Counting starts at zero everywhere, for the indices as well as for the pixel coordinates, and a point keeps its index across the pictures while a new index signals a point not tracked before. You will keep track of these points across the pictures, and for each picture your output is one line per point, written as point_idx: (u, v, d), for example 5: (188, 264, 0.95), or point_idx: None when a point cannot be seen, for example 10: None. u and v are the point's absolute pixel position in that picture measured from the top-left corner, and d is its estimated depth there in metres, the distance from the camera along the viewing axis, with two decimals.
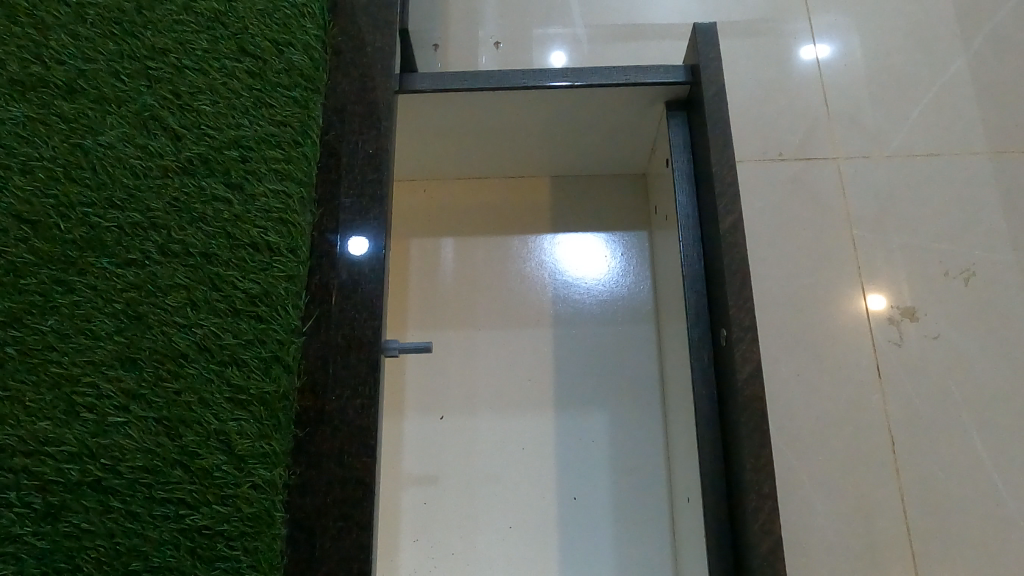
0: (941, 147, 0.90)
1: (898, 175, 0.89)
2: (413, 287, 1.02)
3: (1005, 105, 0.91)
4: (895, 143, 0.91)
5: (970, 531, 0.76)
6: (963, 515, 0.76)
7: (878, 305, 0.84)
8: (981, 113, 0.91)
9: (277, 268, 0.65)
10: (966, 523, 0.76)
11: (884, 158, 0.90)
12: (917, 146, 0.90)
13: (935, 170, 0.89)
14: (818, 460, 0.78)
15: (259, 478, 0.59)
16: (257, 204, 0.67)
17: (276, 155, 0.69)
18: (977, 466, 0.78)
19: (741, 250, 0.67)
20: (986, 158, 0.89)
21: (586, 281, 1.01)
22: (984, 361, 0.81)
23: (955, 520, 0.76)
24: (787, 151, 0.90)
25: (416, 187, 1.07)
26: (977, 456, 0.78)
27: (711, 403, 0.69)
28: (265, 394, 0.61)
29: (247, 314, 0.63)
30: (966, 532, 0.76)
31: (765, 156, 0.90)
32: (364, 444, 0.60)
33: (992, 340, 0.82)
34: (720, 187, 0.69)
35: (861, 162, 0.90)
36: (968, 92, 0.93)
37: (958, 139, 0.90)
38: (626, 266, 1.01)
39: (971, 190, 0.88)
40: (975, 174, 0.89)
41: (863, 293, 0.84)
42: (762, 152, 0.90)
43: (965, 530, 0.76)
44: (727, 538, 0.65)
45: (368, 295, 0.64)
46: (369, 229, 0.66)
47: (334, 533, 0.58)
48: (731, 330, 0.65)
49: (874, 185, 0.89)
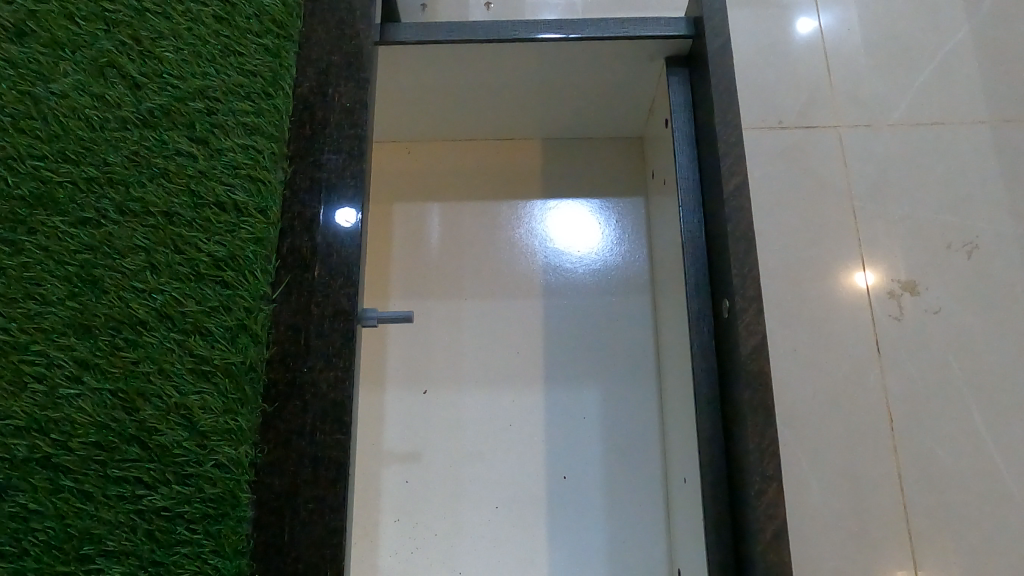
0: (944, 116, 0.82)
1: (901, 143, 0.81)
2: (396, 254, 0.97)
3: (1011, 72, 0.83)
4: (899, 110, 0.82)
5: (982, 522, 0.70)
6: (970, 505, 0.70)
7: (874, 280, 0.76)
8: (983, 79, 0.83)
9: (244, 230, 0.60)
10: (975, 514, 0.70)
11: (887, 126, 0.81)
12: (921, 114, 0.82)
13: (940, 139, 0.81)
14: (817, 441, 0.72)
15: (224, 456, 0.54)
16: (223, 159, 0.62)
17: (245, 107, 0.63)
18: (982, 454, 0.71)
19: (745, 215, 0.63)
20: (987, 128, 0.81)
21: (578, 251, 0.96)
22: (988, 345, 0.74)
23: (952, 512, 0.70)
24: (787, 118, 0.82)
25: (400, 148, 1.01)
26: (981, 443, 0.72)
27: (711, 379, 0.65)
28: (230, 365, 0.56)
29: (212, 279, 0.58)
30: (969, 531, 0.69)
31: (765, 123, 0.81)
32: (338, 420, 0.56)
33: (998, 320, 0.75)
34: (724, 147, 0.64)
35: (863, 131, 0.81)
36: (972, 58, 0.84)
37: (961, 106, 0.82)
38: (620, 234, 0.96)
39: (979, 158, 0.80)
40: (982, 143, 0.80)
41: (860, 267, 0.77)
42: (762, 119, 0.82)
43: (963, 526, 0.69)
44: (727, 521, 0.61)
45: (344, 261, 0.59)
46: (345, 191, 0.62)
47: (305, 518, 0.54)
48: (735, 301, 0.61)
49: (875, 152, 0.80)
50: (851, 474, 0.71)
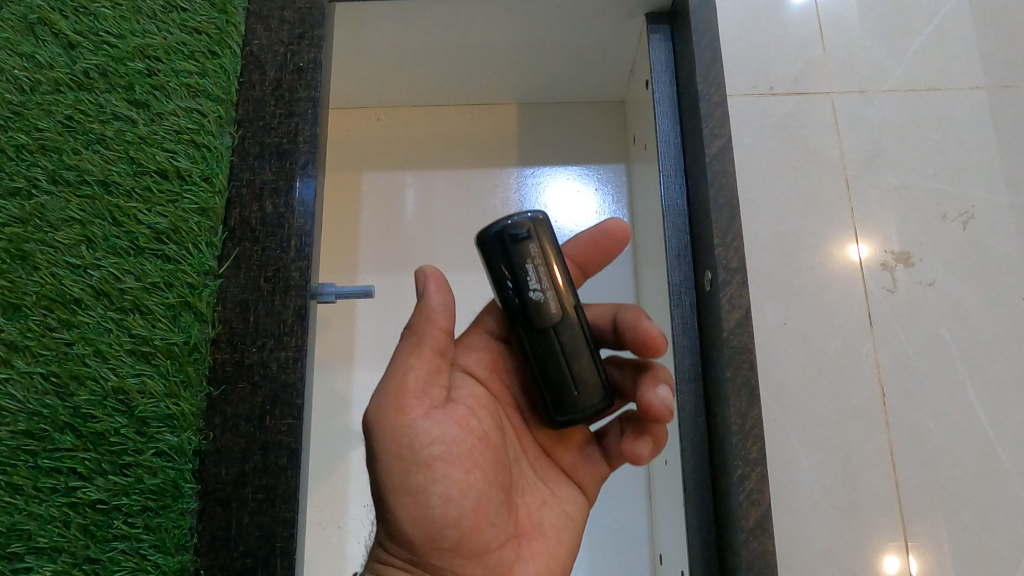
0: (942, 82, 0.77)
1: (896, 110, 0.76)
2: (365, 226, 0.93)
3: (1010, 37, 0.78)
4: (895, 76, 0.77)
5: (978, 505, 0.66)
6: (965, 488, 0.66)
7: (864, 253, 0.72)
8: (980, 45, 0.78)
9: (187, 200, 0.55)
10: (970, 496, 0.66)
11: (882, 93, 0.76)
12: (918, 81, 0.77)
13: (937, 107, 0.76)
14: (809, 423, 0.67)
15: (164, 445, 0.50)
16: (165, 124, 0.57)
17: (188, 67, 0.58)
18: (978, 434, 0.67)
19: (730, 179, 0.58)
20: (984, 94, 0.76)
21: (559, 225, 0.92)
22: (985, 320, 0.70)
23: (944, 493, 0.66)
24: (779, 86, 0.76)
25: (367, 114, 0.96)
26: (976, 424, 0.68)
27: (693, 355, 0.61)
28: (172, 346, 0.52)
29: (152, 253, 0.54)
30: (961, 515, 0.66)
31: (755, 90, 0.75)
32: (289, 403, 0.52)
33: (995, 294, 0.71)
34: (706, 108, 0.60)
35: (858, 98, 0.76)
36: (970, 24, 0.79)
37: (958, 72, 0.77)
38: (603, 204, 0.92)
39: (976, 127, 0.75)
40: (980, 112, 0.76)
41: (853, 240, 0.72)
42: (751, 86, 0.75)
43: (955, 509, 0.66)
44: (708, 506, 0.58)
45: (297, 233, 0.55)
46: (299, 157, 0.57)
47: (253, 509, 0.50)
48: (716, 273, 0.57)
49: (871, 121, 0.75)
50: (842, 456, 0.67)
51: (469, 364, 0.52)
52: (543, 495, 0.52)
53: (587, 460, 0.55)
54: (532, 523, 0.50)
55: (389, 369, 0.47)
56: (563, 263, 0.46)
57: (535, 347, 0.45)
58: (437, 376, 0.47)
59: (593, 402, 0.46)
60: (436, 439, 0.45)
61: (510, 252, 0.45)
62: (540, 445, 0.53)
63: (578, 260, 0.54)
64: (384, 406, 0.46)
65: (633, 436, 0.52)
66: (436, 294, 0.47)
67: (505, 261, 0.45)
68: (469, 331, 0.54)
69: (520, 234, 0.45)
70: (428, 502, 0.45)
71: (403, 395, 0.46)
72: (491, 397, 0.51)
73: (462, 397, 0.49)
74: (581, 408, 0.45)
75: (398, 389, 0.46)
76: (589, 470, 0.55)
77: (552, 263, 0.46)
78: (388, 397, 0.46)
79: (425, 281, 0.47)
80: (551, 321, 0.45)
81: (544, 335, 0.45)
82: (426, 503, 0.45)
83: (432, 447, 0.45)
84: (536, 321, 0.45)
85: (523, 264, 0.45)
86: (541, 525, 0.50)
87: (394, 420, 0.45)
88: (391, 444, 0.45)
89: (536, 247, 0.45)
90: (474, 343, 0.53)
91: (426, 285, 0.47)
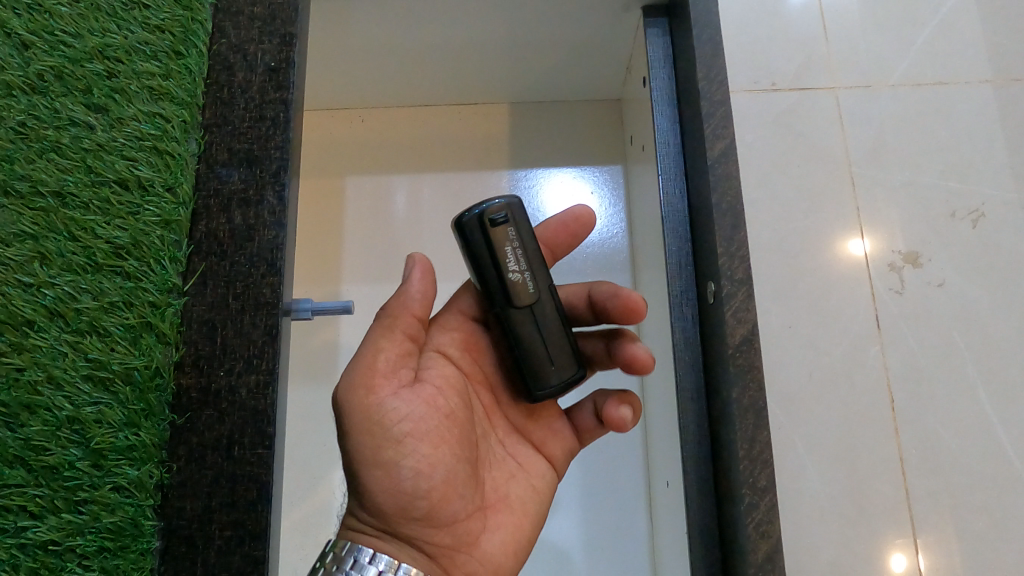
0: (948, 76, 0.72)
1: (902, 106, 0.71)
2: (350, 232, 0.89)
3: (1019, 30, 0.73)
4: (900, 71, 0.72)
5: (999, 529, 0.60)
6: (984, 510, 0.60)
7: (858, 251, 0.66)
8: (986, 36, 0.73)
9: (149, 211, 0.51)
10: (991, 519, 0.60)
11: (886, 88, 0.71)
12: (924, 75, 0.72)
13: (945, 102, 0.71)
14: (816, 436, 0.61)
15: (123, 479, 0.47)
16: (125, 130, 0.52)
17: (151, 68, 0.54)
18: (994, 450, 0.62)
19: (734, 182, 0.54)
20: (991, 88, 0.71)
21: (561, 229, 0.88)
22: (998, 325, 0.65)
23: (961, 516, 0.60)
24: (782, 81, 0.71)
25: (351, 116, 0.92)
26: (993, 439, 0.62)
27: (695, 371, 0.57)
28: (132, 372, 0.48)
29: (111, 271, 0.50)
30: (980, 541, 0.60)
31: (757, 86, 0.70)
32: (258, 432, 0.48)
33: (1010, 298, 0.65)
34: (707, 107, 0.56)
35: (861, 93, 0.71)
36: (977, 15, 0.74)
37: (964, 64, 0.72)
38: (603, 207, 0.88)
39: (984, 122, 0.70)
40: (989, 107, 0.70)
41: (856, 237, 0.67)
42: (753, 82, 0.71)
43: (974, 536, 0.60)
44: (713, 535, 0.54)
45: (268, 246, 0.52)
46: (270, 164, 0.54)
47: (221, 547, 0.47)
48: (719, 284, 0.53)
49: (875, 118, 0.70)
50: (853, 472, 0.61)
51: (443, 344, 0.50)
52: (512, 469, 0.51)
53: (558, 435, 0.54)
54: (499, 497, 0.50)
55: (358, 350, 0.46)
56: (533, 238, 0.46)
57: (512, 327, 0.45)
58: (406, 355, 0.46)
59: (568, 376, 0.46)
60: (405, 414, 0.45)
61: (489, 237, 0.44)
62: (512, 422, 0.52)
63: (546, 245, 0.52)
64: (352, 385, 0.45)
65: (615, 400, 0.52)
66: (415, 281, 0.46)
67: (483, 246, 0.44)
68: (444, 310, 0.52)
69: (490, 211, 0.44)
70: (398, 476, 0.44)
71: (372, 373, 0.45)
72: (463, 377, 0.50)
73: (432, 376, 0.48)
74: (556, 379, 0.45)
75: (367, 367, 0.45)
76: (559, 445, 0.54)
77: (529, 244, 0.45)
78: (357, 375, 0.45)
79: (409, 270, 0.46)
80: (527, 301, 0.45)
81: (521, 315, 0.45)
82: (395, 476, 0.44)
83: (400, 422, 0.44)
84: (514, 301, 0.44)
85: (503, 248, 0.44)
86: (508, 499, 0.50)
87: (362, 396, 0.44)
88: (359, 420, 0.44)
89: (514, 231, 0.45)
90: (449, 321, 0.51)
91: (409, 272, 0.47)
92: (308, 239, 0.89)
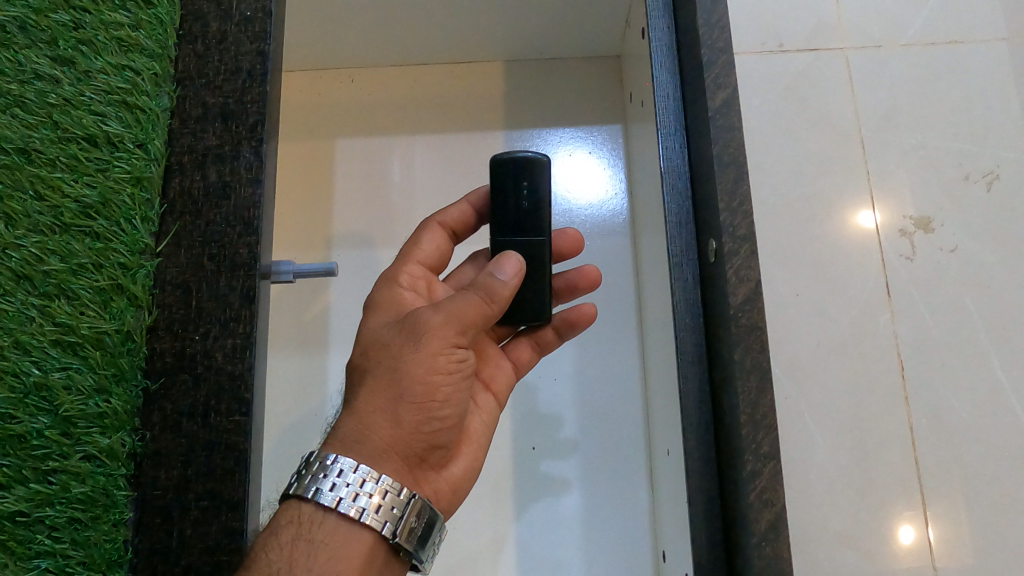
0: (962, 35, 0.65)
1: (910, 67, 0.64)
2: (341, 197, 0.86)
3: None
4: (912, 29, 0.65)
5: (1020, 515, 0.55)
6: (1005, 494, 0.55)
7: (868, 224, 0.61)
8: None
9: (119, 168, 0.49)
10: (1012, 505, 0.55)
11: (898, 48, 0.65)
12: (936, 33, 0.65)
13: (958, 61, 0.64)
14: (825, 409, 0.57)
15: (94, 448, 0.45)
16: (93, 83, 0.50)
17: (119, 18, 0.51)
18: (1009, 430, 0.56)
19: (736, 134, 0.51)
20: (1005, 46, 0.64)
21: (567, 202, 0.85)
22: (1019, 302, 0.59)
23: (978, 500, 0.55)
24: (790, 42, 0.65)
25: (342, 77, 0.90)
26: (1010, 420, 0.57)
27: (697, 334, 0.54)
28: (101, 336, 0.46)
29: (80, 231, 0.47)
30: (1000, 525, 0.55)
31: (762, 48, 0.65)
32: (235, 398, 0.46)
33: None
34: (708, 55, 0.53)
35: (870, 54, 0.65)
36: None
37: (976, 21, 0.65)
38: (617, 181, 0.84)
39: (1000, 82, 0.63)
40: (1006, 67, 0.64)
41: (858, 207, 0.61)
42: (758, 44, 0.65)
43: (993, 516, 0.55)
44: (715, 504, 0.52)
45: (245, 205, 0.49)
46: (247, 119, 0.51)
47: (197, 518, 0.45)
48: (721, 241, 0.50)
49: (886, 80, 0.64)
50: (858, 445, 0.57)
51: (406, 294, 0.54)
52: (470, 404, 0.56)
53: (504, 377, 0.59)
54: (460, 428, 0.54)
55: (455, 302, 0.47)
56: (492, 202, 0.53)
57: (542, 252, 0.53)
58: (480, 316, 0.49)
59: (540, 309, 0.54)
60: (460, 350, 0.48)
61: None
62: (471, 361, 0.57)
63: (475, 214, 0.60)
64: (434, 326, 0.46)
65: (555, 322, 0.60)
66: (512, 280, 0.49)
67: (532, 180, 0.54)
68: (402, 261, 0.56)
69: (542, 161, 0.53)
70: (431, 404, 0.46)
71: (457, 321, 0.47)
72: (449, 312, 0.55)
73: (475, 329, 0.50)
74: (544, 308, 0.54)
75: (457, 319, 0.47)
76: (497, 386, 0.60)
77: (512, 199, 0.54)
78: (444, 320, 0.47)
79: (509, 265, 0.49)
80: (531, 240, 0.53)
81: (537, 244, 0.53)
82: (433, 396, 0.46)
83: (459, 356, 0.47)
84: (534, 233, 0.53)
85: None
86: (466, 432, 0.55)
87: (443, 323, 0.46)
88: (432, 345, 0.46)
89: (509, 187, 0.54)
90: (410, 270, 0.56)
91: (497, 266, 0.49)
92: (298, 207, 0.86)
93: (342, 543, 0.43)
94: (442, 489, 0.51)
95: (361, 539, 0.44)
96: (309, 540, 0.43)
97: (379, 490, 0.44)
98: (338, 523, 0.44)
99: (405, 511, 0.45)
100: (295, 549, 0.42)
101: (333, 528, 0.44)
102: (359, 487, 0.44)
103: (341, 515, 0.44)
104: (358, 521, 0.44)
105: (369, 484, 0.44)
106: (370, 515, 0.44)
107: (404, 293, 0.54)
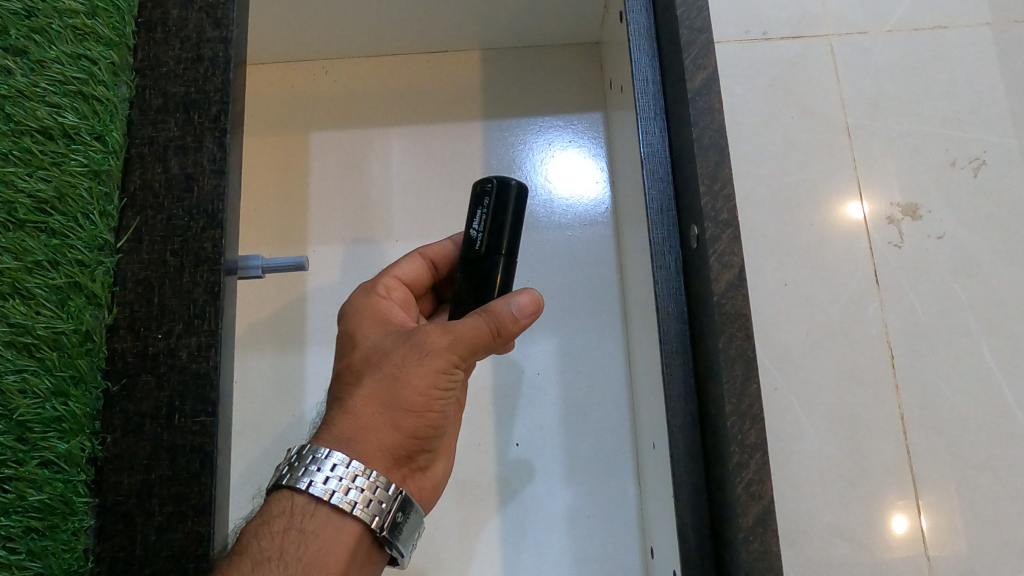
0: (948, 20, 0.63)
1: (896, 53, 0.63)
2: (315, 193, 0.84)
3: None
4: (897, 13, 0.64)
5: (1011, 505, 0.54)
6: (996, 485, 0.54)
7: (856, 213, 0.59)
8: None
9: (74, 160, 0.46)
10: (1003, 496, 0.54)
11: (884, 34, 0.63)
12: (922, 18, 0.63)
13: (944, 46, 0.63)
14: (812, 399, 0.56)
15: (51, 454, 0.42)
16: (48, 73, 0.47)
17: (74, 6, 0.48)
18: (1000, 420, 0.55)
19: (716, 117, 0.50)
20: (991, 31, 0.63)
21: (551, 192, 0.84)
22: (1010, 289, 0.57)
23: (969, 491, 0.54)
24: (774, 30, 0.63)
25: (316, 68, 0.88)
26: (1001, 409, 0.55)
27: (681, 324, 0.53)
28: (59, 337, 0.44)
29: (34, 227, 0.44)
30: (992, 516, 0.53)
31: (747, 36, 0.63)
32: (200, 397, 0.45)
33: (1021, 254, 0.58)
34: (686, 35, 0.51)
35: (856, 40, 0.63)
36: None
37: (962, 5, 0.64)
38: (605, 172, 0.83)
39: (987, 66, 0.62)
40: (992, 51, 0.62)
41: (847, 197, 0.60)
42: (741, 30, 0.63)
43: (984, 508, 0.54)
44: (700, 499, 0.50)
45: (209, 198, 0.48)
46: (209, 108, 0.49)
47: (160, 524, 0.43)
48: (702, 227, 0.49)
49: (871, 65, 0.63)
50: (848, 437, 0.55)
51: (385, 302, 0.52)
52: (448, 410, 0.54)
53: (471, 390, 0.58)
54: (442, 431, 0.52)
55: (466, 327, 0.44)
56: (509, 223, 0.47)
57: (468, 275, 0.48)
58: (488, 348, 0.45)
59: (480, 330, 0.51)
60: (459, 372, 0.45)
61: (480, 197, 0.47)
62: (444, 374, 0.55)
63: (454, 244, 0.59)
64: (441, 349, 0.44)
65: None
66: (528, 321, 0.45)
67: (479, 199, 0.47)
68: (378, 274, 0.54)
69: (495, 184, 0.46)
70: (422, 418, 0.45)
71: (464, 348, 0.44)
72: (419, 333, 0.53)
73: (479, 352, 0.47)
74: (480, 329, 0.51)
75: (466, 348, 0.44)
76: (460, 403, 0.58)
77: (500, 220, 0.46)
78: (452, 346, 0.44)
79: (526, 303, 0.44)
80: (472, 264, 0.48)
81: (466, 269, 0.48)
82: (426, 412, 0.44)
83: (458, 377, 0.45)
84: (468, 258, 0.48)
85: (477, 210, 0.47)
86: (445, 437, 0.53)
87: (447, 345, 0.44)
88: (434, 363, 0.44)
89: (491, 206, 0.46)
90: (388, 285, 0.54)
91: (515, 295, 0.45)
92: (272, 203, 0.84)
93: (331, 535, 0.42)
94: (425, 488, 0.49)
95: (350, 531, 0.42)
96: (301, 530, 0.42)
97: (369, 485, 0.43)
98: (329, 515, 0.42)
99: (392, 506, 0.44)
100: (286, 538, 0.41)
101: (324, 519, 0.42)
102: (350, 480, 0.43)
103: (331, 508, 0.42)
104: (348, 513, 0.42)
105: (360, 478, 0.43)
106: (360, 509, 0.42)
107: (383, 302, 0.52)
